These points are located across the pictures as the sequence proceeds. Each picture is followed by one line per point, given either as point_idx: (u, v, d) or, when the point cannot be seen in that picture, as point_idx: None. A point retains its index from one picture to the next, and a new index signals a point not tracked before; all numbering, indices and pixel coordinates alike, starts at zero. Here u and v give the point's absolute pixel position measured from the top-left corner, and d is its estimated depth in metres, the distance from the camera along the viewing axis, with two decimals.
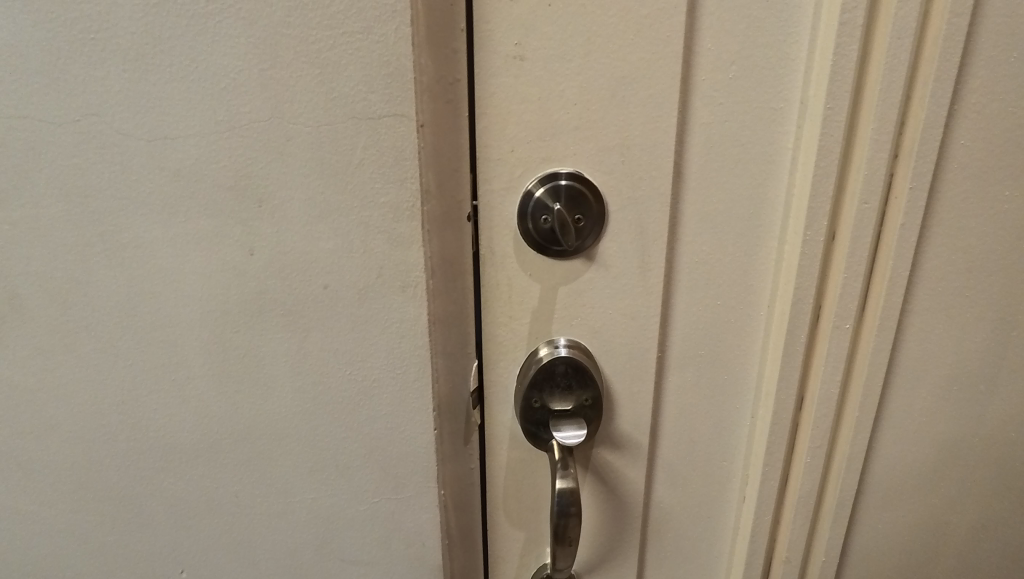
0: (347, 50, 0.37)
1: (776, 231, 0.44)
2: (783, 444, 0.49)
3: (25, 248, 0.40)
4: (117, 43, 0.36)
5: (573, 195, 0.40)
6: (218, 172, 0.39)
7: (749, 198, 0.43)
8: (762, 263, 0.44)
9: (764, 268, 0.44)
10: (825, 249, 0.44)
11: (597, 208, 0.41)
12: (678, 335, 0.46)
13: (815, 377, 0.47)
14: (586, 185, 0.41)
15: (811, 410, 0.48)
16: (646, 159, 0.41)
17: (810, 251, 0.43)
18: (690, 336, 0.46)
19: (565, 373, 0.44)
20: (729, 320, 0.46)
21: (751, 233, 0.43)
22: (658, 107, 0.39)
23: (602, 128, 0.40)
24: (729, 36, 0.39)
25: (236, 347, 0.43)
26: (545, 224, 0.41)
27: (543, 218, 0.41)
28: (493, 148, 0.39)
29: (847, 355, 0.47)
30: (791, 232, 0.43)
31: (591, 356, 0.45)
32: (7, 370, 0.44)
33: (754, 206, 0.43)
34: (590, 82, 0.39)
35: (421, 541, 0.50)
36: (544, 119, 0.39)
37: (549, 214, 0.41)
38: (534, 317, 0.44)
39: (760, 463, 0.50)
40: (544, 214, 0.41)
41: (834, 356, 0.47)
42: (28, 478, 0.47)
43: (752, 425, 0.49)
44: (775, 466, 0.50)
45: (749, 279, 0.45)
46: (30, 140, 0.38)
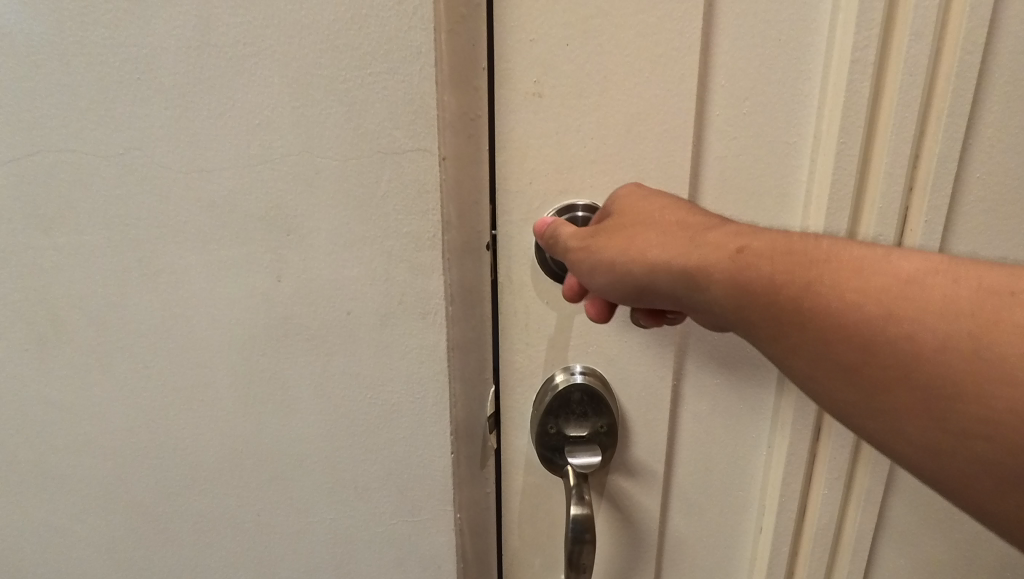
0: (375, 87, 0.39)
1: None
2: (801, 475, 0.49)
3: (69, 272, 0.43)
4: (161, 83, 0.39)
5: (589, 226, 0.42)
6: (250, 202, 0.41)
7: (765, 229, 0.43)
8: None
9: None
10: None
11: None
12: (694, 364, 0.46)
13: None
14: None
15: (828, 440, 0.48)
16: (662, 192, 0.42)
17: None
18: (706, 365, 0.46)
19: (581, 400, 0.45)
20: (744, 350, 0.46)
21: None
22: (673, 142, 0.41)
23: (619, 162, 0.41)
24: (743, 73, 0.40)
25: (262, 369, 0.45)
26: None
27: None
28: (514, 180, 0.41)
29: None
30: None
31: (607, 383, 0.46)
32: (45, 388, 0.46)
33: None
34: (607, 118, 0.40)
35: (436, 566, 0.51)
36: (562, 154, 0.41)
37: None
38: (551, 344, 0.45)
39: (778, 494, 0.50)
40: None
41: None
42: (60, 493, 0.49)
43: (769, 455, 0.49)
44: (793, 497, 0.50)
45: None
46: (77, 172, 0.40)
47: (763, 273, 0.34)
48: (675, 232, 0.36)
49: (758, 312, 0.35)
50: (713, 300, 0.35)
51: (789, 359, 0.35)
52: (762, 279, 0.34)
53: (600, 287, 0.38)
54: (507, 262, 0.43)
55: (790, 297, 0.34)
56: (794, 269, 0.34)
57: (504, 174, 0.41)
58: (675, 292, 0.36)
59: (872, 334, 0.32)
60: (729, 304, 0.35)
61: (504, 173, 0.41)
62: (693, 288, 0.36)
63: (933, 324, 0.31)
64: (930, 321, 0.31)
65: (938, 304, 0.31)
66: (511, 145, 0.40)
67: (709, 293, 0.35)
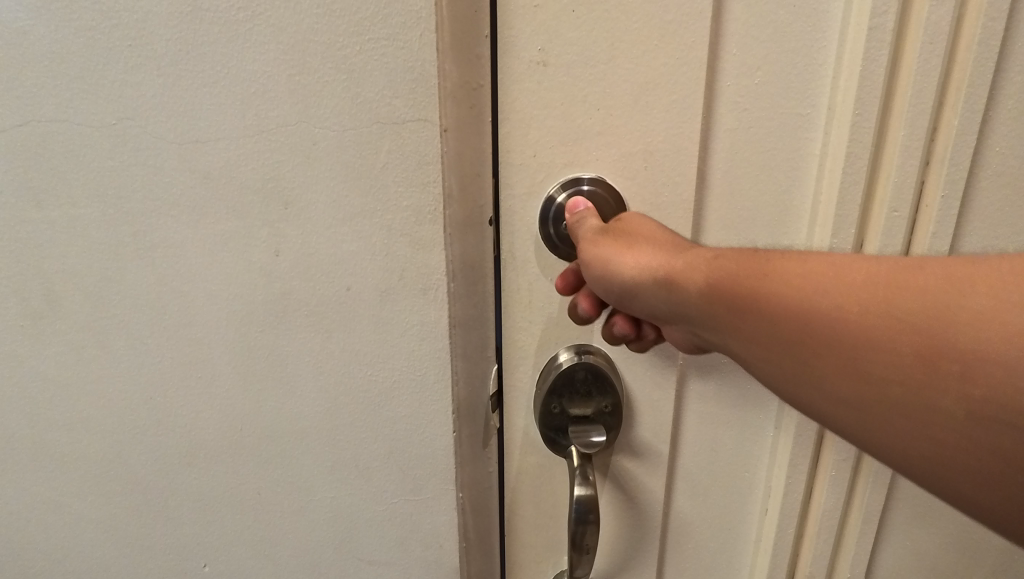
0: (373, 55, 0.37)
1: (801, 239, 0.43)
2: (808, 457, 0.48)
3: (62, 245, 0.42)
4: (153, 49, 0.37)
5: (595, 201, 0.41)
6: (247, 174, 0.40)
7: (775, 205, 0.42)
8: None
9: None
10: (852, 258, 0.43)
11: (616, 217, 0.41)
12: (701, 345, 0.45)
13: None
14: (608, 190, 0.41)
15: None
16: (669, 165, 0.40)
17: None
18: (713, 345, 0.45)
19: (585, 379, 0.44)
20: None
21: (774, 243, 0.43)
22: (682, 112, 0.39)
23: (626, 135, 0.40)
24: (756, 42, 0.38)
25: (261, 346, 0.44)
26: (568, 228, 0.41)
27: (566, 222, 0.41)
28: (517, 153, 0.40)
29: None
30: (817, 242, 0.43)
31: (611, 362, 0.45)
32: (43, 364, 0.45)
33: (779, 214, 0.42)
34: (614, 87, 0.39)
35: (437, 544, 0.51)
36: (567, 125, 0.39)
37: None
38: (555, 323, 0.43)
39: (783, 477, 0.49)
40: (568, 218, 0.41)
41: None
42: (60, 470, 0.48)
43: (776, 437, 0.48)
44: (799, 479, 0.49)
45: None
46: (69, 142, 0.39)
47: (721, 272, 0.33)
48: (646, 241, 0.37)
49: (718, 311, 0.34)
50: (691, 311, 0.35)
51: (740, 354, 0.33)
52: (720, 281, 0.33)
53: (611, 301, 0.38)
54: (510, 238, 0.42)
55: (738, 290, 0.33)
56: (738, 267, 0.33)
57: (506, 146, 0.39)
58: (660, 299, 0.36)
59: (790, 314, 0.31)
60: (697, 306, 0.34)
61: (507, 145, 0.39)
62: (674, 297, 0.35)
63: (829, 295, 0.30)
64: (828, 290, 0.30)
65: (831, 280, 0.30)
66: (513, 115, 0.39)
67: (685, 297, 0.35)
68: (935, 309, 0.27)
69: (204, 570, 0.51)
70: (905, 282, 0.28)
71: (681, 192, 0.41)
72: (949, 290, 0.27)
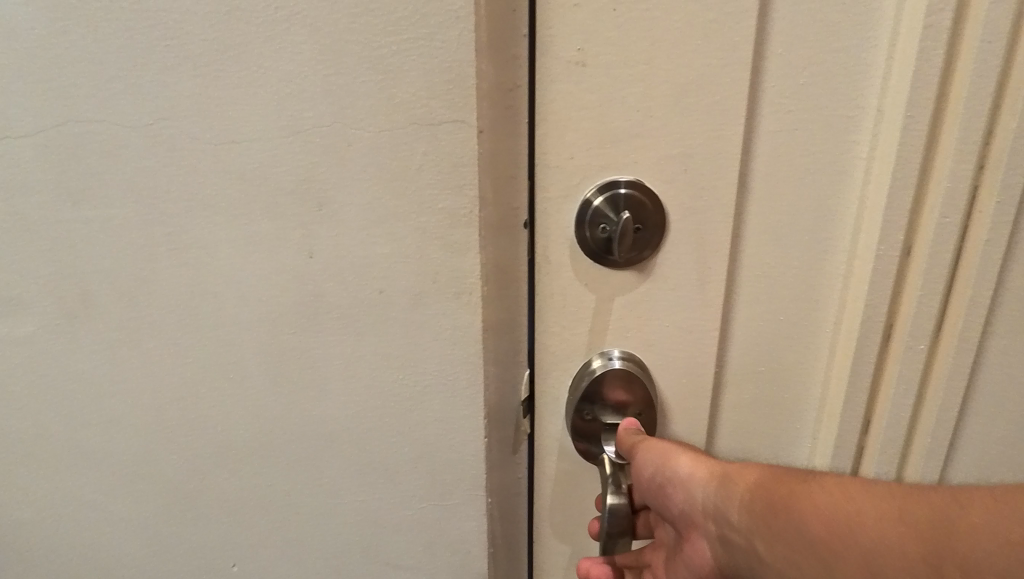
0: (410, 55, 0.37)
1: (845, 245, 0.41)
2: (846, 465, 0.47)
3: (97, 245, 0.42)
4: (190, 50, 0.37)
5: (632, 204, 0.39)
6: (282, 175, 0.40)
7: (819, 210, 0.40)
8: (830, 277, 0.42)
9: (832, 281, 0.42)
10: (899, 266, 0.41)
11: (657, 218, 0.40)
12: (738, 352, 0.44)
13: (883, 400, 0.45)
14: (646, 193, 0.39)
15: (877, 433, 0.46)
16: (710, 168, 0.39)
17: (884, 267, 0.41)
18: (752, 353, 0.44)
19: (618, 386, 0.43)
20: (791, 336, 0.44)
21: (817, 248, 0.41)
22: (724, 114, 0.38)
23: (666, 137, 0.38)
24: (803, 41, 0.37)
25: (292, 348, 0.44)
26: (603, 233, 0.40)
27: (602, 226, 0.40)
28: (553, 155, 0.39)
29: (920, 377, 0.45)
30: (862, 248, 0.41)
31: (645, 369, 0.44)
32: (74, 364, 0.45)
33: (822, 219, 0.41)
34: (655, 87, 0.37)
35: (465, 550, 0.50)
36: (604, 127, 0.38)
37: (608, 222, 0.39)
38: (589, 328, 0.43)
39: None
40: (603, 222, 0.40)
41: (904, 381, 0.45)
42: (90, 470, 0.48)
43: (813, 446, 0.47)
44: None
45: (812, 295, 0.43)
46: (105, 143, 0.39)
47: (775, 475, 0.37)
48: (705, 462, 0.40)
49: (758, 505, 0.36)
50: (732, 524, 0.37)
51: (765, 549, 0.36)
52: (772, 477, 0.37)
53: (648, 482, 0.40)
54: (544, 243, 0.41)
55: (780, 491, 0.36)
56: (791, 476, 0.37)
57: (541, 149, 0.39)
58: (705, 495, 0.39)
59: (805, 507, 0.35)
60: (741, 494, 0.37)
61: (543, 146, 0.39)
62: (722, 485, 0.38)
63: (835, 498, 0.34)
64: (834, 493, 0.34)
65: (839, 487, 0.34)
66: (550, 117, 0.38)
67: (733, 489, 0.38)
68: (920, 509, 0.32)
69: (233, 570, 0.51)
70: (894, 491, 0.33)
71: (720, 194, 0.39)
72: (933, 497, 0.32)
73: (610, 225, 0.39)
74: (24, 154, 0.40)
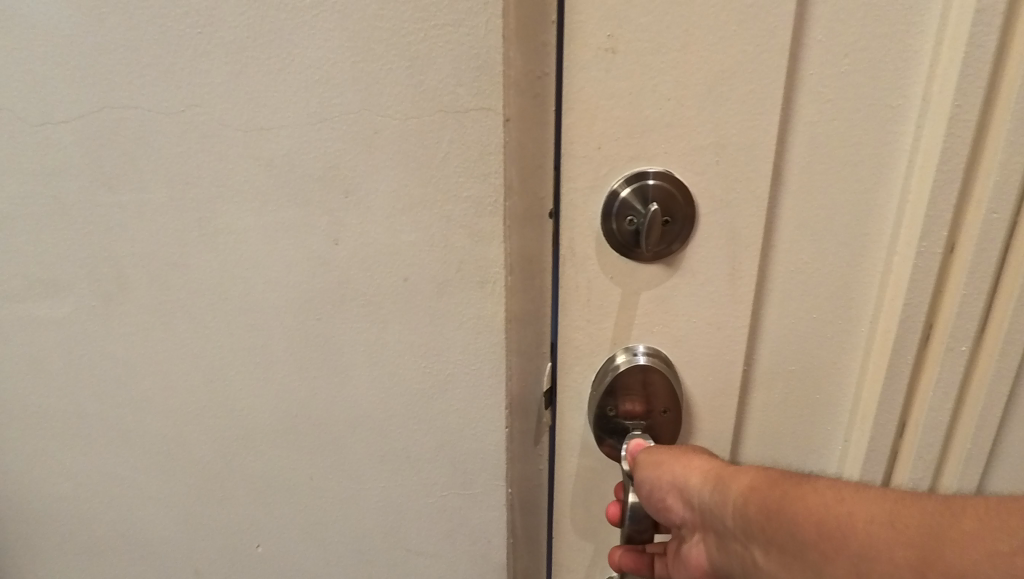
0: (439, 42, 0.36)
1: (885, 242, 0.39)
2: (878, 463, 0.46)
3: (131, 229, 0.43)
4: (222, 37, 0.38)
5: (661, 194, 0.37)
6: (310, 162, 0.40)
7: (859, 204, 0.38)
8: (867, 275, 0.40)
9: (869, 277, 0.40)
10: (939, 262, 0.39)
11: (686, 208, 0.37)
12: (770, 351, 0.42)
13: (920, 401, 0.44)
14: (676, 185, 0.37)
15: (913, 435, 0.45)
16: (745, 160, 0.36)
17: (924, 264, 0.39)
18: (783, 352, 0.42)
19: (643, 384, 0.41)
20: (827, 334, 0.42)
21: (856, 243, 0.39)
22: (760, 103, 0.35)
23: (696, 129, 0.36)
24: (846, 25, 0.34)
25: (318, 335, 0.44)
26: (630, 225, 0.37)
27: (629, 219, 0.37)
28: (580, 144, 0.36)
29: (961, 379, 0.43)
30: (902, 244, 0.39)
31: (671, 367, 0.41)
32: (109, 345, 0.46)
33: (862, 214, 0.39)
34: (687, 75, 0.35)
35: (486, 540, 0.51)
36: (634, 115, 0.36)
37: (636, 214, 0.37)
38: (612, 325, 0.41)
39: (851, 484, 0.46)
40: (630, 215, 0.37)
41: (943, 383, 0.43)
42: (124, 448, 0.49)
43: (845, 446, 0.45)
44: None
45: (849, 292, 0.41)
46: (140, 128, 0.40)
47: (772, 476, 0.32)
48: (704, 464, 0.35)
49: (752, 510, 0.31)
50: (730, 533, 0.32)
51: (765, 560, 0.30)
52: (769, 480, 0.31)
53: (647, 498, 0.36)
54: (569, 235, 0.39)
55: (778, 494, 0.31)
56: (789, 478, 0.32)
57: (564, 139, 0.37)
58: (702, 500, 0.34)
59: (803, 514, 0.29)
60: (736, 499, 0.32)
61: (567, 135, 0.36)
62: (718, 490, 0.33)
63: (835, 504, 0.29)
64: (833, 495, 0.29)
65: (846, 491, 0.29)
66: (574, 105, 0.36)
67: (730, 493, 0.33)
68: (936, 524, 0.26)
69: (258, 550, 0.52)
70: (911, 505, 0.27)
71: (757, 186, 0.37)
72: (962, 513, 0.26)
73: (635, 218, 0.37)
74: (64, 138, 0.41)
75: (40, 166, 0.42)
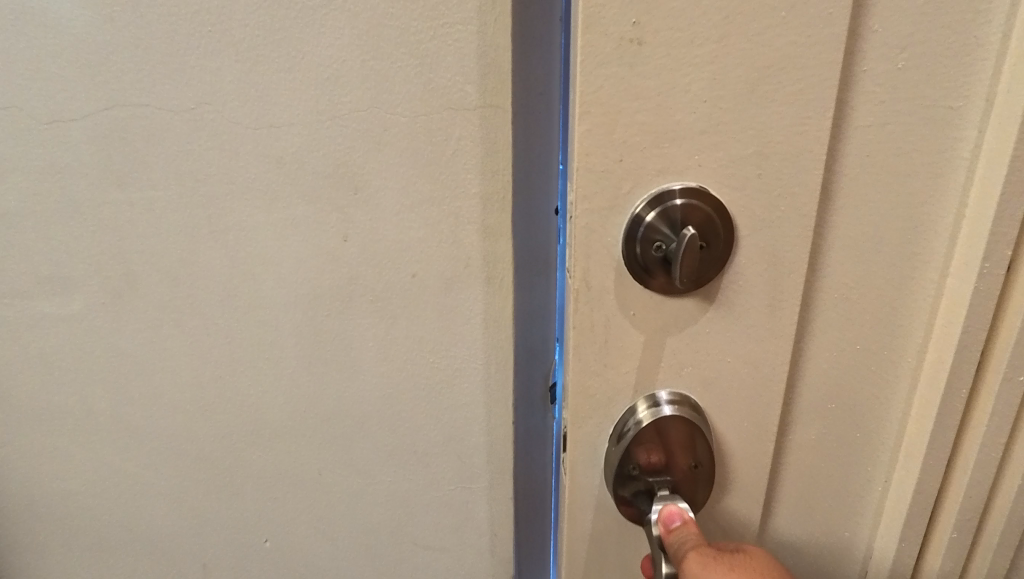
0: (447, 40, 0.37)
1: (938, 261, 0.35)
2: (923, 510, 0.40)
3: (141, 226, 0.43)
4: (231, 35, 0.38)
5: (692, 218, 0.32)
6: (319, 159, 0.40)
7: (909, 219, 0.34)
8: (917, 299, 0.36)
9: (918, 303, 0.36)
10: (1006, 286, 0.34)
11: (726, 235, 0.33)
12: (808, 390, 0.38)
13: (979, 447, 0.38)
14: (708, 205, 0.32)
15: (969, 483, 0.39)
16: (790, 172, 0.32)
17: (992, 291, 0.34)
18: (823, 384, 0.38)
19: (668, 436, 0.36)
20: (868, 363, 0.37)
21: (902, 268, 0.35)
22: (806, 107, 0.30)
23: (734, 143, 0.31)
24: (906, 16, 0.30)
25: (327, 330, 0.45)
26: (658, 251, 0.32)
27: (657, 244, 0.32)
28: (599, 156, 0.31)
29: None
30: (961, 264, 0.34)
31: (702, 413, 0.37)
32: (117, 341, 0.46)
33: (913, 231, 0.34)
34: (725, 73, 0.30)
35: (493, 534, 0.51)
36: (662, 122, 0.30)
37: (664, 239, 0.32)
38: (637, 364, 0.36)
39: (891, 533, 0.41)
40: (658, 239, 0.32)
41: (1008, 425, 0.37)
42: (131, 444, 0.50)
43: (885, 491, 0.41)
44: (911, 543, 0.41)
45: (891, 318, 0.36)
46: (150, 126, 0.40)
47: None
48: None
49: None
50: None
51: None
52: None
53: None
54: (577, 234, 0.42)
55: None
56: None
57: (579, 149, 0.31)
58: None
59: None
60: None
61: (585, 145, 0.31)
62: None
63: None
64: None
65: None
66: (593, 111, 0.30)
67: None
68: None
69: (265, 545, 0.53)
70: None
71: (799, 206, 0.32)
72: None
73: (666, 247, 0.32)
74: (75, 136, 0.41)
75: (49, 163, 0.42)
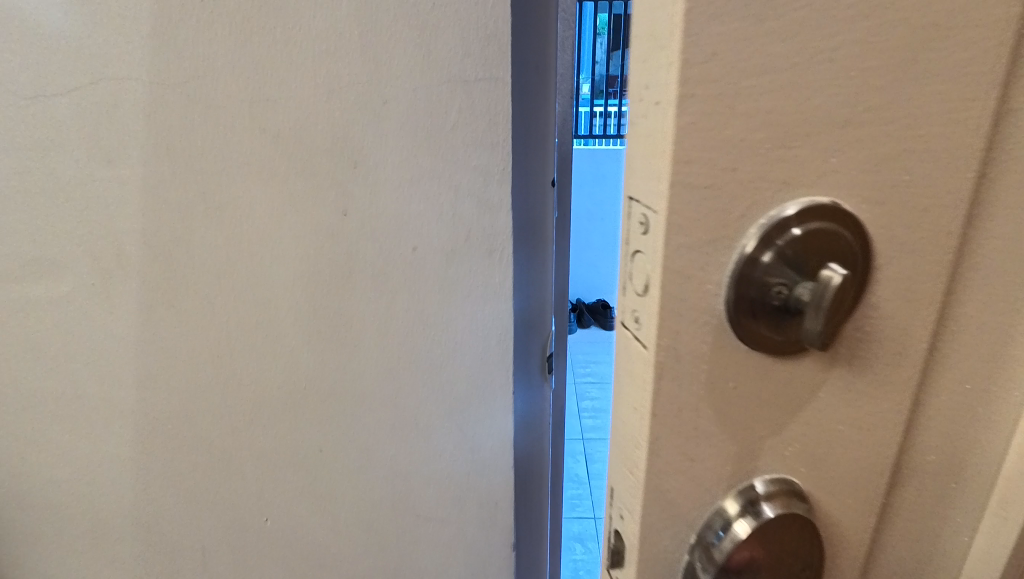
0: (446, 12, 0.37)
1: None
2: None
3: (133, 205, 0.42)
4: (225, 7, 0.37)
5: (826, 245, 0.19)
6: (317, 133, 0.40)
7: None
8: None
9: None
10: None
11: (866, 266, 0.20)
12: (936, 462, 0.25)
13: None
14: (842, 223, 0.19)
15: None
16: (955, 179, 0.20)
17: None
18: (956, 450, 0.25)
19: (774, 554, 0.22)
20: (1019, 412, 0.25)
21: None
22: (982, 82, 0.19)
23: (902, 129, 0.19)
24: None
25: (328, 306, 0.45)
26: (778, 298, 0.19)
27: (775, 289, 0.19)
28: (690, 161, 0.18)
29: None
30: None
31: (813, 515, 0.23)
32: (108, 324, 0.45)
33: None
34: (888, 21, 0.18)
35: (493, 503, 0.52)
36: (788, 97, 0.18)
37: (788, 281, 0.19)
38: (734, 465, 0.21)
39: None
40: (777, 282, 0.19)
41: None
42: (125, 428, 0.49)
43: None
44: None
45: None
46: (140, 101, 0.39)
47: None
48: None
49: None
50: None
51: None
52: None
53: None
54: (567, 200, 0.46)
55: None
56: None
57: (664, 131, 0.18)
58: None
59: None
60: None
61: (680, 123, 0.17)
62: None
63: None
64: None
65: None
66: (696, 70, 0.17)
67: None
68: None
69: (266, 525, 0.53)
70: None
71: (968, 229, 0.22)
72: None
73: (795, 293, 0.19)
74: (60, 112, 0.40)
75: (33, 141, 0.40)
